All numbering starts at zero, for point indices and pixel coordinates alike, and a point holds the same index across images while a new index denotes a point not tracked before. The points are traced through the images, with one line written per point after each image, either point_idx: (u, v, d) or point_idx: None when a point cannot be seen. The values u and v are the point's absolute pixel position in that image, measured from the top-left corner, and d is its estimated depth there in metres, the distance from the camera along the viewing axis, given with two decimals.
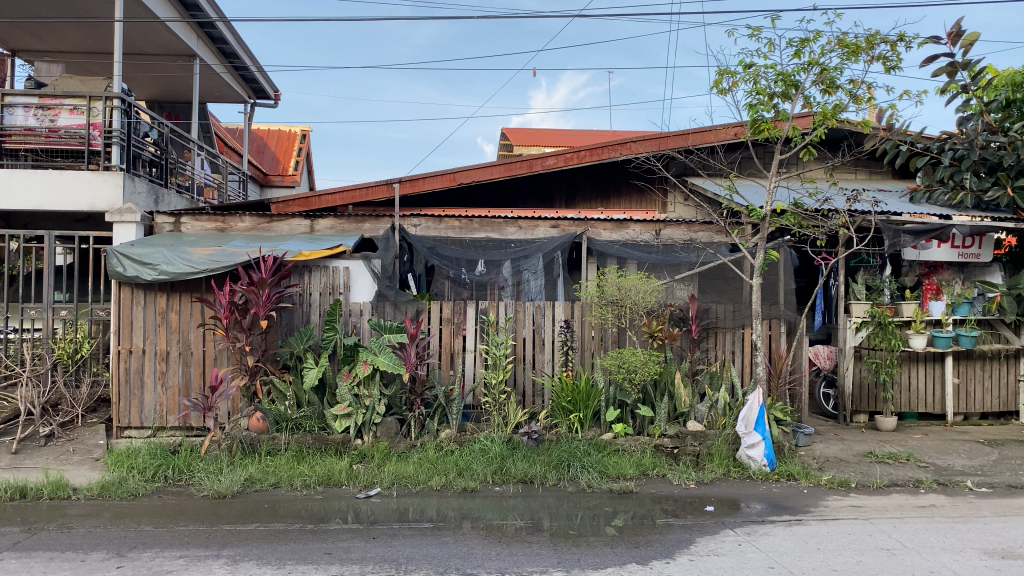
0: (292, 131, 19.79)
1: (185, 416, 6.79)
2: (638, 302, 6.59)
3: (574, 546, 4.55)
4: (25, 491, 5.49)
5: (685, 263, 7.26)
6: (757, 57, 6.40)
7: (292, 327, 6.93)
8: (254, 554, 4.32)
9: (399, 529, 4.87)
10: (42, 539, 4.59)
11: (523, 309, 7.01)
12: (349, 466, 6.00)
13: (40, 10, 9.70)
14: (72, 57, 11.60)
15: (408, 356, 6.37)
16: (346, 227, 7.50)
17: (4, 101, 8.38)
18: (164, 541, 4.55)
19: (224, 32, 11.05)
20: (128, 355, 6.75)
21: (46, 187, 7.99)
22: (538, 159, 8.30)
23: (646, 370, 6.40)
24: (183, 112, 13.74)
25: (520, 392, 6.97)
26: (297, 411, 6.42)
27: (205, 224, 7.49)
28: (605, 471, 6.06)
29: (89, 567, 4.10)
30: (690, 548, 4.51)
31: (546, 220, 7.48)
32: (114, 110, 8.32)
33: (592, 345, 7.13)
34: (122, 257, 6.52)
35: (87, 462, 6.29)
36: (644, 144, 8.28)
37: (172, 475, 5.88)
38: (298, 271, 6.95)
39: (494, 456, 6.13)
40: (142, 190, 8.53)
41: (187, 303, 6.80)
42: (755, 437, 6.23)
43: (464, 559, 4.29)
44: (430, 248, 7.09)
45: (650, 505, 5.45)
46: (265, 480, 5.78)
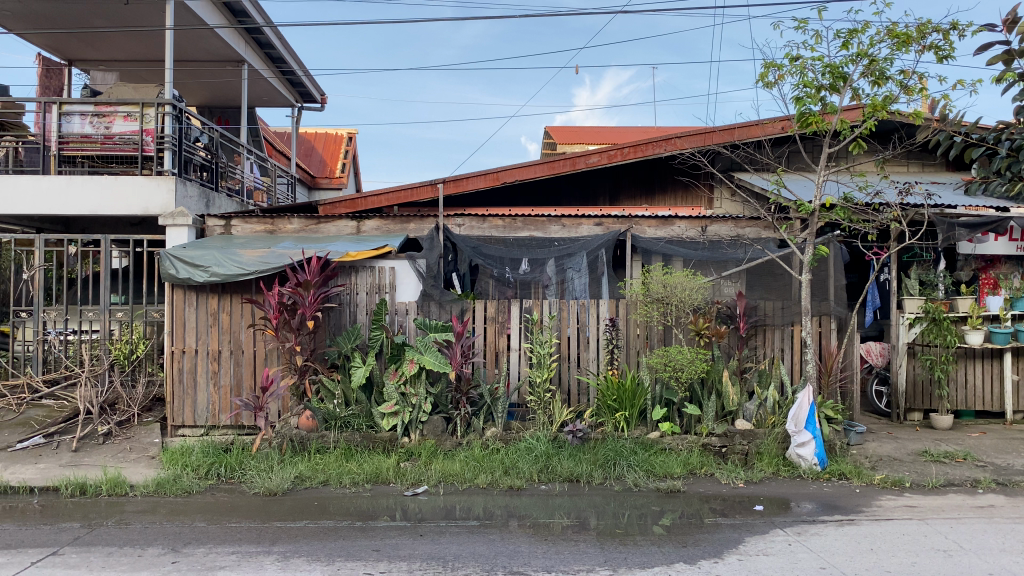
0: (339, 134, 20.11)
1: (237, 416, 6.92)
2: (685, 299, 6.48)
3: (621, 545, 4.53)
4: (85, 487, 5.67)
5: (733, 259, 7.19)
6: (803, 49, 6.28)
7: (340, 327, 7.02)
8: (304, 551, 4.38)
9: (446, 527, 4.90)
10: (101, 534, 4.73)
11: (568, 308, 6.96)
12: (396, 464, 6.06)
13: (94, 20, 9.98)
14: (126, 65, 11.91)
15: (453, 355, 6.39)
16: (392, 227, 7.61)
17: (61, 110, 8.63)
18: (217, 537, 4.64)
19: (272, 37, 11.23)
20: (181, 355, 6.90)
21: (101, 193, 8.21)
22: (581, 158, 8.30)
23: (692, 369, 6.31)
24: (233, 117, 14.02)
25: (565, 391, 6.94)
26: (346, 409, 6.52)
27: (254, 227, 7.63)
28: (652, 470, 6.02)
29: (147, 561, 4.20)
30: (739, 548, 4.46)
31: (590, 218, 7.50)
32: (166, 116, 8.54)
33: (637, 343, 7.06)
34: (174, 259, 6.67)
35: (142, 460, 6.42)
36: (689, 140, 8.19)
37: (225, 473, 6.00)
38: (346, 271, 7.05)
39: (540, 455, 6.13)
40: (192, 195, 8.75)
41: (238, 304, 6.93)
42: (806, 436, 6.13)
43: (512, 557, 4.29)
44: (474, 247, 7.21)
45: (698, 504, 5.41)
46: (314, 477, 5.87)
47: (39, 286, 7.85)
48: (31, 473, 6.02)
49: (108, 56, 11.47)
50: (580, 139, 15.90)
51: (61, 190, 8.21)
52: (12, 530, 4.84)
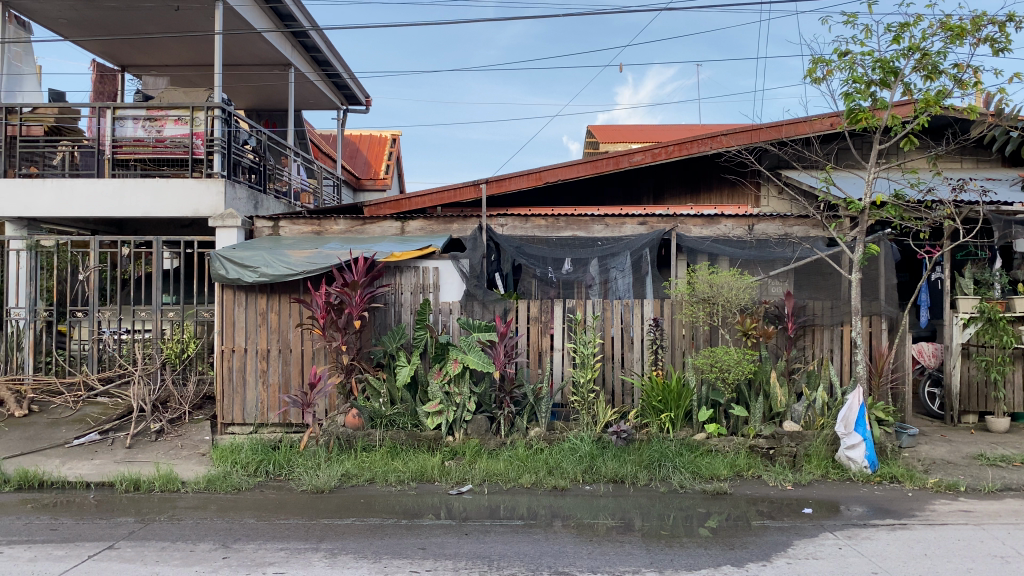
0: (383, 136, 20.27)
1: (285, 413, 7.00)
2: (732, 299, 6.41)
3: (667, 546, 4.50)
4: (139, 483, 5.80)
5: (781, 258, 7.08)
6: (853, 44, 6.18)
7: (385, 326, 7.08)
8: (351, 548, 4.42)
9: (490, 526, 4.91)
10: (155, 528, 4.84)
11: (611, 308, 6.91)
12: (441, 463, 6.10)
13: (146, 27, 10.21)
14: (176, 70, 12.16)
15: (498, 354, 6.42)
16: (436, 227, 7.67)
17: (115, 114, 8.84)
18: (266, 534, 4.71)
19: (318, 40, 11.38)
20: (231, 354, 7.02)
21: (154, 195, 8.38)
22: (625, 156, 8.27)
23: (739, 370, 6.22)
24: (280, 120, 14.24)
25: (609, 392, 6.90)
26: (392, 408, 6.56)
27: (301, 227, 7.76)
28: (698, 471, 5.97)
29: (199, 556, 4.29)
30: (788, 551, 4.40)
31: (634, 218, 7.50)
32: (215, 119, 8.70)
33: (682, 344, 6.95)
34: (224, 260, 6.80)
35: (194, 457, 6.55)
36: (736, 137, 8.09)
37: (274, 470, 6.11)
38: (391, 271, 7.10)
39: (585, 455, 6.11)
40: (241, 197, 8.91)
41: (286, 303, 7.04)
42: (856, 438, 6.02)
43: (557, 558, 4.28)
44: (517, 247, 7.24)
45: (745, 507, 5.35)
46: (360, 475, 5.94)
47: (94, 286, 8.05)
48: (87, 468, 6.19)
49: (160, 62, 11.74)
50: (623, 137, 15.81)
51: (114, 192, 8.41)
52: (70, 523, 4.98)
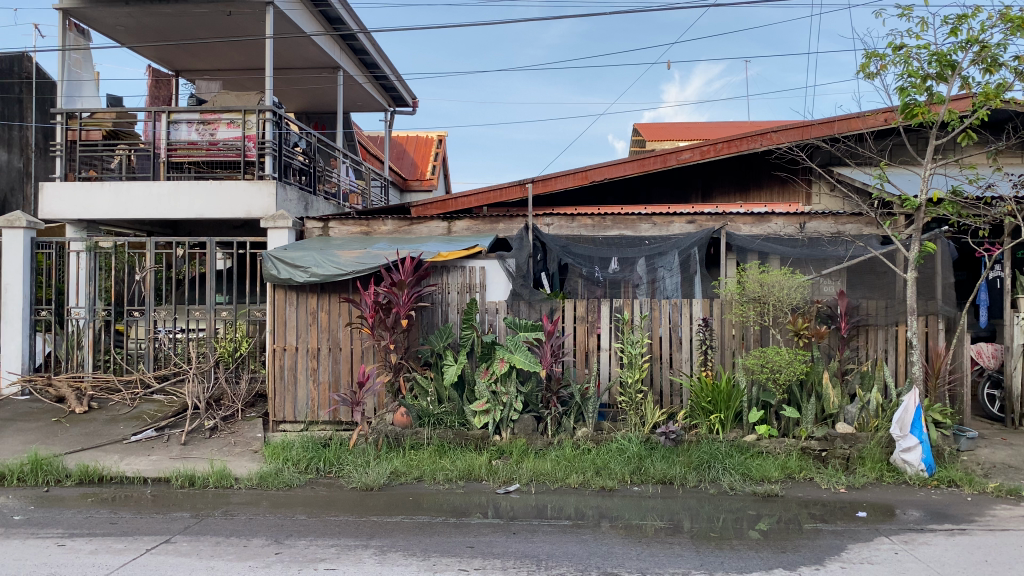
0: (429, 137, 20.40)
1: (335, 412, 7.08)
2: (783, 298, 6.28)
3: (717, 548, 4.45)
4: (194, 479, 5.93)
5: (833, 257, 6.94)
6: (908, 37, 6.03)
7: (432, 325, 7.12)
8: (400, 546, 4.47)
9: (538, 526, 4.91)
10: (210, 524, 4.94)
11: (660, 307, 6.83)
12: (488, 462, 6.12)
13: (199, 32, 10.43)
14: (228, 74, 12.40)
15: (544, 354, 6.40)
16: (482, 227, 7.70)
17: (170, 118, 9.08)
18: (317, 530, 4.78)
19: (366, 43, 11.50)
20: (282, 353, 7.13)
21: (207, 197, 8.57)
22: (673, 154, 8.20)
23: (791, 370, 6.12)
24: (329, 122, 14.44)
25: (657, 392, 6.83)
26: (439, 407, 6.64)
27: (351, 228, 7.87)
28: (748, 473, 5.89)
29: (252, 551, 4.36)
30: (841, 555, 4.32)
31: (682, 216, 7.45)
32: (267, 122, 8.85)
33: (732, 344, 6.83)
34: (276, 261, 6.93)
35: (246, 454, 6.67)
36: (786, 134, 7.96)
37: (324, 467, 6.19)
38: (437, 271, 7.14)
39: (633, 456, 6.07)
40: (292, 198, 9.07)
41: (336, 302, 7.13)
42: (912, 440, 5.87)
43: (605, 558, 4.26)
44: (563, 246, 7.27)
45: (797, 509, 5.26)
46: (408, 473, 5.99)
47: (150, 286, 8.22)
48: (144, 464, 6.35)
49: (213, 66, 11.99)
50: (670, 135, 15.66)
51: (170, 195, 8.61)
52: (129, 517, 5.11)
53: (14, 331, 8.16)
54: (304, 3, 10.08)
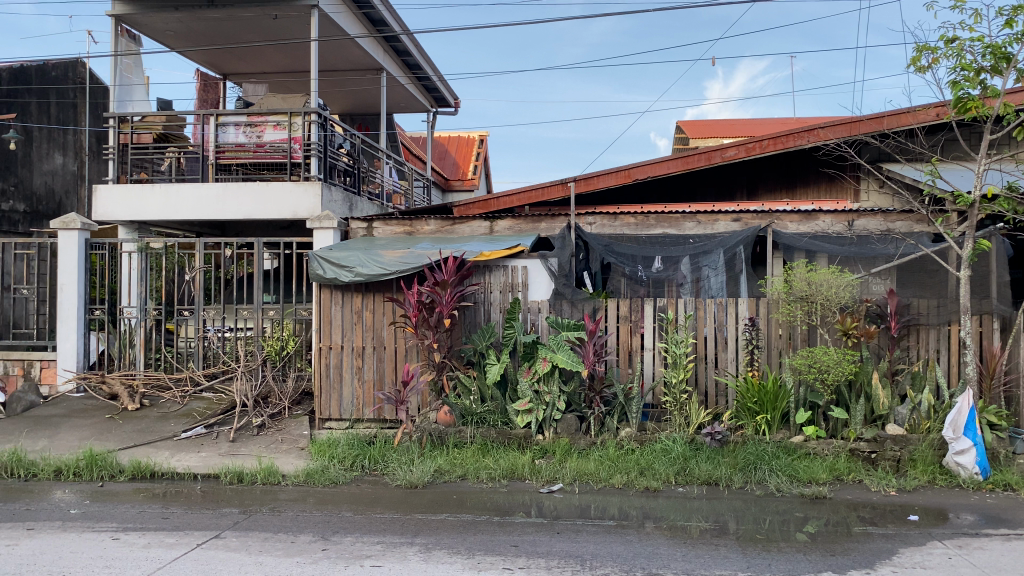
0: (471, 137, 20.47)
1: (380, 409, 7.15)
2: (831, 298, 6.17)
3: (764, 551, 4.39)
4: (242, 475, 6.04)
5: (883, 255, 6.84)
6: (961, 30, 5.89)
7: (475, 324, 7.13)
8: (445, 544, 4.49)
9: (582, 526, 4.90)
10: (258, 520, 5.02)
11: (704, 307, 6.75)
12: (531, 461, 6.12)
13: (246, 36, 10.60)
14: (274, 77, 12.58)
15: (587, 353, 6.38)
16: (524, 227, 7.71)
17: (218, 121, 9.23)
18: (363, 527, 4.83)
19: (409, 44, 11.58)
20: (328, 351, 7.23)
21: (255, 198, 8.71)
22: (717, 151, 8.12)
23: (840, 370, 6.00)
24: (373, 123, 14.57)
25: (702, 392, 6.75)
26: (482, 405, 6.65)
27: (394, 228, 7.92)
28: (795, 475, 5.80)
29: (300, 547, 4.43)
30: (893, 559, 4.23)
31: (727, 214, 7.36)
32: (312, 124, 8.97)
33: (779, 344, 6.74)
34: (322, 261, 7.05)
35: (293, 451, 6.76)
36: (834, 130, 7.84)
37: (369, 465, 6.25)
38: (480, 271, 7.16)
39: (677, 457, 6.02)
40: (337, 199, 9.18)
41: (380, 302, 7.19)
42: (966, 442, 5.72)
43: (650, 559, 4.24)
44: (606, 245, 7.23)
45: (846, 512, 5.17)
46: (452, 471, 6.02)
47: (200, 286, 8.42)
48: (194, 460, 6.48)
49: (259, 69, 12.18)
50: (713, 132, 15.50)
51: (218, 197, 8.78)
52: (180, 512, 5.22)
53: (70, 330, 8.37)
54: (348, 6, 10.19)
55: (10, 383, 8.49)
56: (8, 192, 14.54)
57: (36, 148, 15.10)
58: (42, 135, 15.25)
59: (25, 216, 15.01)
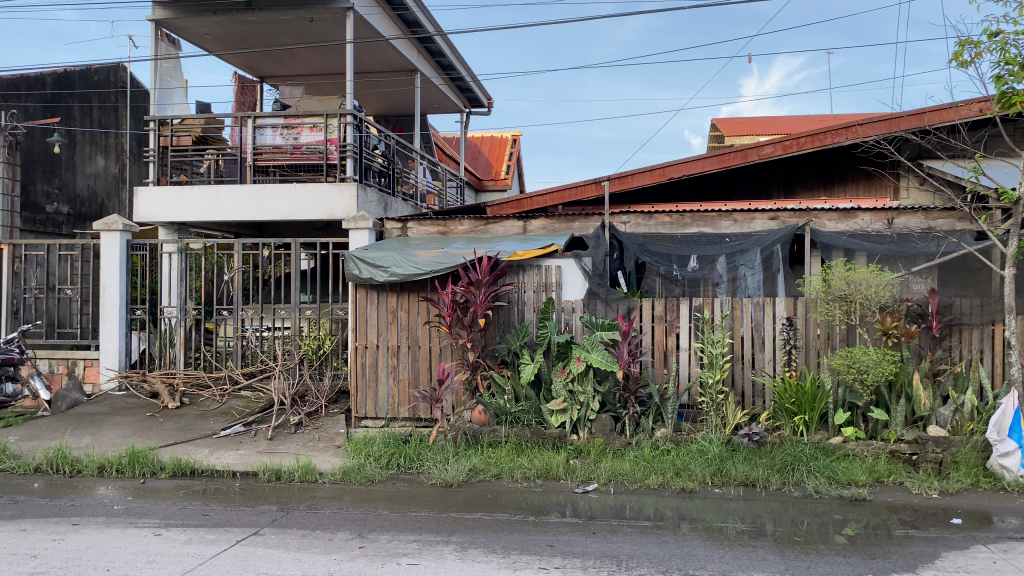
0: (504, 137, 20.49)
1: (414, 408, 7.20)
2: (872, 296, 6.07)
3: (803, 553, 4.34)
4: (280, 473, 6.11)
5: (924, 254, 6.72)
6: (1004, 23, 5.76)
7: (509, 323, 7.16)
8: (481, 542, 4.51)
9: (618, 526, 4.89)
10: (295, 517, 5.08)
11: (741, 307, 6.68)
12: (566, 461, 6.12)
13: (283, 39, 10.73)
14: (310, 79, 12.72)
15: (621, 353, 6.33)
16: (558, 227, 7.69)
17: (256, 123, 9.35)
18: (399, 525, 4.86)
19: (442, 45, 11.63)
20: (364, 350, 7.29)
21: (291, 199, 8.81)
22: (754, 149, 8.05)
23: (880, 371, 5.92)
24: (407, 124, 14.66)
25: (738, 392, 6.67)
26: (516, 405, 6.66)
27: (429, 228, 7.96)
28: (834, 476, 5.72)
29: (337, 545, 4.47)
30: (935, 563, 4.16)
31: (764, 213, 7.29)
32: (348, 125, 9.05)
33: (817, 344, 6.64)
34: (357, 260, 7.11)
35: (330, 450, 6.83)
36: (873, 127, 7.74)
37: (404, 463, 6.29)
38: (514, 271, 7.19)
39: (713, 458, 5.96)
40: (372, 199, 9.25)
41: (415, 301, 7.23)
42: (1011, 445, 5.60)
43: (686, 560, 4.21)
44: (641, 244, 7.21)
45: (886, 514, 5.09)
46: (487, 470, 6.04)
47: (238, 286, 8.53)
48: (233, 458, 6.57)
49: (295, 72, 12.31)
50: (749, 130, 15.34)
51: (256, 198, 8.89)
52: (219, 509, 5.30)
53: (112, 330, 8.54)
54: (382, 8, 10.27)
55: (54, 381, 8.69)
56: (52, 195, 14.86)
57: (79, 151, 15.40)
58: (85, 139, 15.55)
59: (69, 217, 15.33)
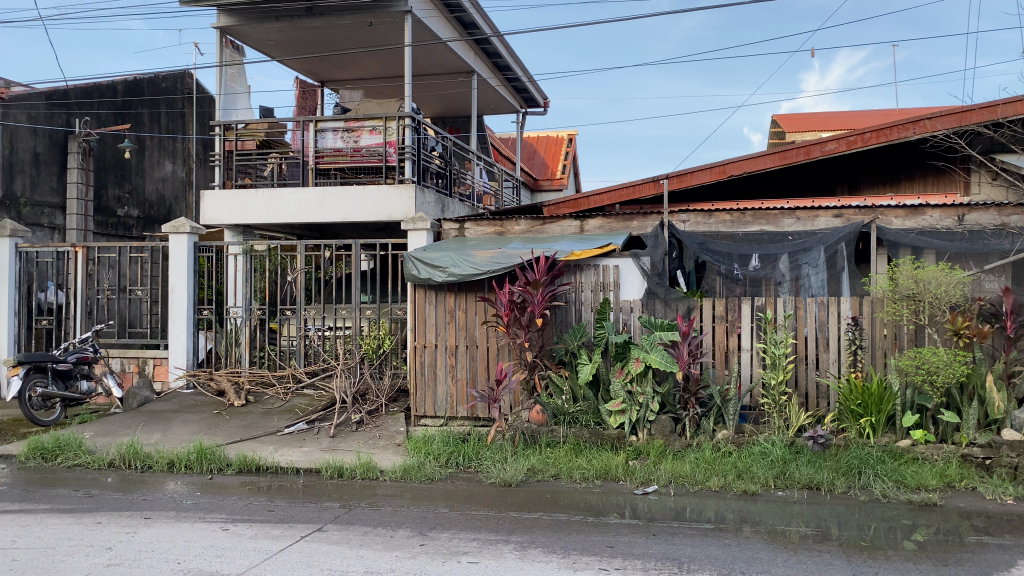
0: (561, 136, 20.46)
1: (472, 408, 7.23)
2: (941, 296, 5.88)
3: (870, 558, 4.24)
4: (343, 470, 6.23)
5: (997, 251, 6.52)
6: None
7: (566, 323, 7.10)
8: (540, 542, 4.51)
9: (678, 528, 4.84)
10: (357, 514, 5.16)
11: (805, 306, 6.54)
12: (626, 462, 6.09)
13: (343, 43, 10.91)
14: (369, 83, 12.91)
15: (680, 354, 6.26)
16: (615, 226, 7.67)
17: (317, 127, 9.54)
18: (460, 523, 4.91)
19: (499, 46, 11.69)
20: (423, 350, 7.36)
21: (352, 202, 8.95)
22: (816, 145, 7.88)
23: (951, 372, 5.73)
24: (463, 125, 14.77)
25: (802, 394, 6.53)
26: (574, 405, 6.66)
27: (486, 228, 8.01)
28: (902, 481, 5.58)
29: (398, 542, 4.52)
30: (1010, 571, 4.02)
31: (828, 210, 7.15)
32: (406, 128, 9.16)
33: (884, 344, 6.45)
34: (416, 261, 7.17)
35: (391, 448, 6.92)
36: (942, 121, 7.50)
37: (463, 462, 6.35)
38: (571, 271, 7.14)
39: (776, 460, 5.87)
40: (430, 201, 9.34)
41: (473, 301, 7.27)
42: None
43: (749, 563, 4.16)
44: (700, 243, 7.13)
45: (958, 520, 4.94)
46: (546, 470, 6.05)
47: (301, 286, 8.69)
48: (297, 455, 6.71)
49: (354, 76, 12.51)
50: (810, 125, 15.02)
51: (317, 200, 9.06)
52: (284, 505, 5.42)
53: (180, 329, 8.79)
54: (440, 10, 10.35)
55: (126, 379, 9.07)
56: (123, 199, 15.37)
57: (148, 156, 15.89)
58: (154, 144, 16.05)
59: (139, 220, 15.84)
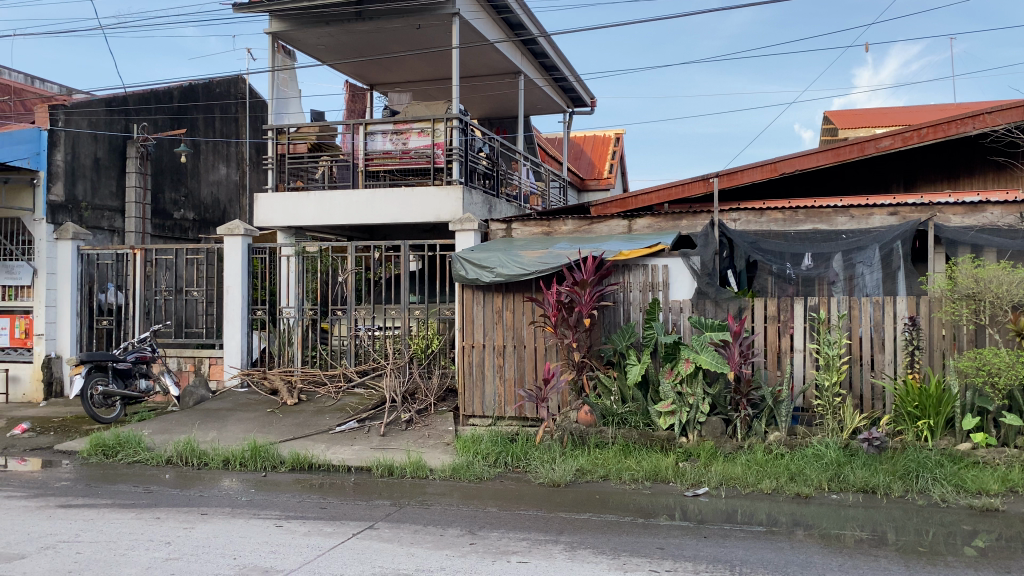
0: (607, 135, 20.38)
1: (520, 408, 7.25)
2: (1003, 295, 5.69)
3: (929, 564, 4.14)
4: (393, 469, 6.30)
5: None
6: None
7: (615, 324, 7.10)
8: (590, 543, 4.50)
9: (730, 531, 4.79)
10: (407, 512, 5.22)
11: (859, 306, 6.40)
12: (675, 463, 6.04)
13: (392, 46, 11.02)
14: (417, 85, 13.02)
15: (731, 355, 6.18)
16: (664, 225, 7.62)
17: (367, 130, 9.64)
18: (509, 522, 4.92)
19: (546, 47, 11.69)
20: (471, 350, 7.40)
21: (400, 203, 9.05)
22: (870, 142, 7.70)
23: (1014, 374, 5.52)
24: (510, 126, 14.80)
25: (856, 396, 6.40)
26: (623, 406, 6.62)
27: (533, 228, 8.03)
28: (962, 485, 5.44)
29: (449, 541, 4.55)
30: None
31: (883, 208, 7.04)
32: (454, 129, 9.22)
33: (942, 345, 6.29)
34: (464, 261, 7.23)
35: (440, 447, 6.97)
36: (1004, 115, 7.29)
37: (512, 461, 6.37)
38: (619, 271, 7.12)
39: (830, 463, 5.77)
40: (478, 202, 9.40)
41: (521, 302, 7.28)
42: None
43: (803, 567, 4.09)
44: (751, 242, 7.02)
45: (1021, 526, 4.79)
46: (595, 471, 6.04)
47: (351, 287, 8.81)
48: (349, 453, 6.79)
49: (403, 78, 12.63)
50: (863, 122, 14.73)
51: (366, 202, 9.16)
52: (336, 503, 5.50)
53: (235, 330, 8.99)
54: (488, 12, 10.39)
55: (183, 378, 9.32)
56: (180, 202, 15.73)
57: (203, 160, 16.25)
58: (209, 148, 16.40)
59: (194, 223, 16.20)
